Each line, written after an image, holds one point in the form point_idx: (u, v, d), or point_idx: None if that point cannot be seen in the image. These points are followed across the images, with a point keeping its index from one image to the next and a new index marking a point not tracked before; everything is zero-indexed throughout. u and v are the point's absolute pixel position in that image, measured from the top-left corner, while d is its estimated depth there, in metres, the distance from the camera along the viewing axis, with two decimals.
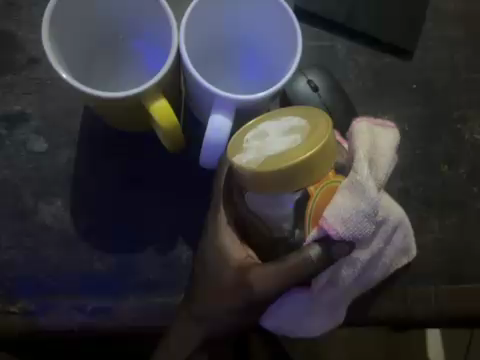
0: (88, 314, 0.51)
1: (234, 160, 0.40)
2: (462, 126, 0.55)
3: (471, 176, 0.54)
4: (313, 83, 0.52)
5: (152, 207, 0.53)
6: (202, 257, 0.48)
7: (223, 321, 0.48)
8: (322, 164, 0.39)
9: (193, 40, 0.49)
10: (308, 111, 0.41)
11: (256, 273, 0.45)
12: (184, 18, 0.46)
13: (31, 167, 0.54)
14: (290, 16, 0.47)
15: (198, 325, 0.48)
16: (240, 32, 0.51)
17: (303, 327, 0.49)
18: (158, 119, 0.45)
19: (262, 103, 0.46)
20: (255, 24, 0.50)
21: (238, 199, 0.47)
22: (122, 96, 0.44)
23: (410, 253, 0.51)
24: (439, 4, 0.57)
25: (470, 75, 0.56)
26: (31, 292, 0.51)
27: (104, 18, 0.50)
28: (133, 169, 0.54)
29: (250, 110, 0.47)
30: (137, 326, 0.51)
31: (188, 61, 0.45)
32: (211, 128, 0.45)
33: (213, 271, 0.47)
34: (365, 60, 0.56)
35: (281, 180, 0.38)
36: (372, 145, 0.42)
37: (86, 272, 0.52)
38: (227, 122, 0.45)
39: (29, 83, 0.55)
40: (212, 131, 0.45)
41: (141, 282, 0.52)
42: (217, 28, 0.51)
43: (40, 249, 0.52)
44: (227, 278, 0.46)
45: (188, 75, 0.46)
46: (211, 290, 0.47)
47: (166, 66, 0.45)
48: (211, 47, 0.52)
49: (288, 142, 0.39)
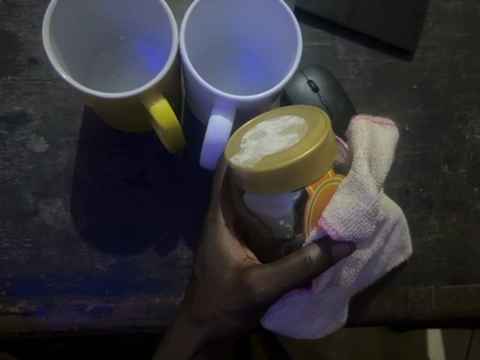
0: (88, 313, 0.51)
1: (232, 161, 0.40)
2: (463, 126, 0.55)
3: (471, 176, 0.54)
4: (313, 83, 0.52)
5: (152, 207, 0.53)
6: (202, 257, 0.49)
7: (222, 324, 0.47)
8: (320, 164, 0.39)
9: (193, 40, 0.49)
10: (306, 109, 0.41)
11: (255, 275, 0.45)
12: (184, 18, 0.46)
13: (32, 167, 0.54)
14: (290, 16, 0.47)
15: (197, 326, 0.48)
16: (240, 33, 0.51)
17: (305, 325, 0.49)
18: (158, 119, 0.45)
19: (263, 103, 0.46)
20: (254, 24, 0.50)
21: (236, 198, 0.47)
22: (122, 96, 0.44)
23: (406, 250, 0.51)
24: (439, 4, 0.57)
25: (471, 76, 0.56)
26: (32, 293, 0.51)
27: (104, 19, 0.50)
28: (134, 170, 0.54)
29: (250, 111, 0.47)
30: (138, 326, 0.51)
31: (188, 61, 0.45)
32: (211, 128, 0.45)
33: (212, 271, 0.48)
34: (365, 61, 0.56)
35: (280, 180, 0.38)
36: (372, 144, 0.42)
37: (86, 272, 0.52)
38: (227, 122, 0.45)
39: (29, 83, 0.55)
40: (212, 131, 0.45)
41: (142, 282, 0.52)
42: (217, 28, 0.51)
43: (41, 249, 0.52)
44: (227, 278, 0.47)
45: (188, 75, 0.46)
46: (211, 290, 0.47)
47: (167, 66, 0.45)
48: (211, 46, 0.52)
49: (285, 142, 0.39)
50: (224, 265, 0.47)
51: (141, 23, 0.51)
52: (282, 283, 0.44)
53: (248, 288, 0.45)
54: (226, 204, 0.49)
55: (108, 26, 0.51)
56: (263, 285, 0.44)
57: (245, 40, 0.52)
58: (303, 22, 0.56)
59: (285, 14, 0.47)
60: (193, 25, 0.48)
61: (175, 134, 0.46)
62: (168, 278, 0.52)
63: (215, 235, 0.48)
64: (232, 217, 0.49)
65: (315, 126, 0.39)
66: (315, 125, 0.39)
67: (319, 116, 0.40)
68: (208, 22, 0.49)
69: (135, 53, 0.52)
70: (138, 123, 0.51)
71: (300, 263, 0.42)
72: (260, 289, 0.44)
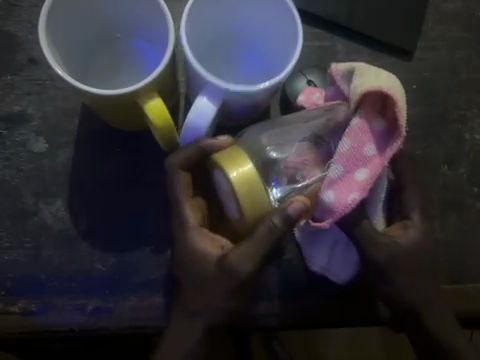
0: (88, 313, 0.51)
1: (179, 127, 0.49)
2: (462, 126, 0.55)
3: (471, 176, 0.54)
4: (313, 83, 0.53)
5: (152, 207, 0.53)
6: (185, 265, 0.47)
7: (214, 305, 0.46)
8: (238, 157, 0.43)
9: (195, 34, 0.49)
10: (247, 168, 0.42)
11: (234, 255, 0.44)
12: (185, 12, 0.46)
13: (32, 167, 0.54)
14: (291, 11, 0.47)
15: (192, 316, 0.46)
16: (239, 28, 0.52)
17: None
18: (152, 118, 0.45)
19: (262, 94, 0.46)
20: (255, 19, 0.50)
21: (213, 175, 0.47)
22: (119, 93, 0.44)
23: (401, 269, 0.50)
24: (439, 5, 0.57)
25: (470, 76, 0.56)
26: (31, 292, 0.51)
27: (104, 18, 0.51)
28: (133, 169, 0.54)
29: (248, 101, 0.47)
30: (138, 326, 0.51)
31: (189, 52, 0.45)
32: (195, 109, 0.44)
33: (193, 272, 0.46)
34: (364, 60, 0.56)
35: (253, 197, 0.42)
36: (374, 75, 0.42)
37: (86, 271, 0.52)
38: (212, 106, 0.45)
39: (29, 83, 0.55)
40: (195, 113, 0.44)
41: (142, 281, 0.52)
42: (217, 23, 0.51)
43: (41, 248, 0.52)
44: (208, 275, 0.45)
45: (189, 65, 0.45)
46: (198, 295, 0.46)
47: (166, 60, 0.45)
48: (211, 40, 0.52)
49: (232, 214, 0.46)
50: (204, 262, 0.46)
51: (140, 23, 0.51)
52: (255, 256, 0.44)
53: (231, 268, 0.44)
54: (190, 204, 0.47)
55: (107, 24, 0.51)
56: (244, 261, 0.44)
57: (246, 35, 0.52)
58: (302, 22, 0.56)
59: (287, 8, 0.47)
60: (194, 19, 0.48)
61: (170, 134, 0.46)
62: (165, 278, 0.52)
63: (189, 256, 0.46)
64: (198, 217, 0.47)
65: (229, 161, 0.43)
66: (232, 158, 0.43)
67: (240, 170, 0.42)
68: (209, 17, 0.49)
69: (135, 53, 0.53)
70: (135, 122, 0.51)
71: (272, 228, 0.43)
72: (245, 265, 0.44)
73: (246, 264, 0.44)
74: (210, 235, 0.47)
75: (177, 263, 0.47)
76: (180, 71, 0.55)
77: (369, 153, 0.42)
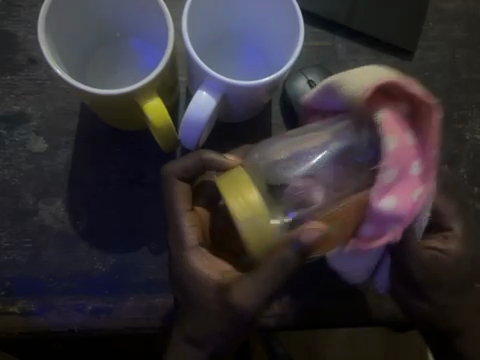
0: (88, 313, 0.51)
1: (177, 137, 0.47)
2: (463, 126, 0.55)
3: (472, 176, 0.54)
4: (313, 83, 0.52)
5: (152, 206, 0.53)
6: (188, 291, 0.46)
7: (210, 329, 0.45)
8: (236, 186, 0.40)
9: (195, 30, 0.49)
10: (248, 197, 0.40)
11: (237, 291, 0.43)
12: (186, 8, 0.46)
13: (31, 167, 0.54)
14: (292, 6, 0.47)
15: (191, 345, 0.46)
16: (240, 24, 0.52)
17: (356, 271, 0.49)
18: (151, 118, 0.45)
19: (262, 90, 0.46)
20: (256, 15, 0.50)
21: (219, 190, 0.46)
22: (119, 92, 0.44)
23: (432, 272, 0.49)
24: (439, 4, 0.57)
25: (471, 75, 0.56)
26: (31, 293, 0.51)
27: (104, 17, 0.50)
28: (133, 168, 0.54)
29: (249, 96, 0.47)
30: (139, 326, 0.51)
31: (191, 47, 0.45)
32: (194, 103, 0.44)
33: (194, 294, 0.45)
34: (365, 60, 0.56)
35: (255, 230, 0.40)
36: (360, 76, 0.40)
37: (86, 272, 0.52)
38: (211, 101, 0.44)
39: (29, 83, 0.55)
40: (194, 106, 0.44)
41: (142, 281, 0.52)
42: (218, 19, 0.51)
43: (40, 248, 0.52)
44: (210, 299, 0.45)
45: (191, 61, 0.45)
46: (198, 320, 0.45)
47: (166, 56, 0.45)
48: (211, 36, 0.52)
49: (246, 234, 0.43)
50: (203, 284, 0.45)
51: (140, 22, 0.51)
52: (265, 288, 0.42)
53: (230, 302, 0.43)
54: (189, 218, 0.47)
55: (107, 23, 0.51)
56: (243, 293, 0.42)
57: (247, 31, 0.52)
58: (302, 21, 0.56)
59: (286, 3, 0.47)
60: (195, 15, 0.48)
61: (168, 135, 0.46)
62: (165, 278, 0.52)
63: (189, 274, 0.46)
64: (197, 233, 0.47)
65: (228, 190, 0.40)
66: (232, 184, 0.41)
67: (238, 199, 0.40)
68: (210, 13, 0.49)
69: (135, 52, 0.53)
70: (133, 121, 0.51)
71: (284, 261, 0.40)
72: (243, 294, 0.42)
73: (253, 298, 0.42)
74: (206, 257, 0.46)
75: (179, 287, 0.47)
76: (181, 68, 0.55)
77: (388, 178, 0.38)
